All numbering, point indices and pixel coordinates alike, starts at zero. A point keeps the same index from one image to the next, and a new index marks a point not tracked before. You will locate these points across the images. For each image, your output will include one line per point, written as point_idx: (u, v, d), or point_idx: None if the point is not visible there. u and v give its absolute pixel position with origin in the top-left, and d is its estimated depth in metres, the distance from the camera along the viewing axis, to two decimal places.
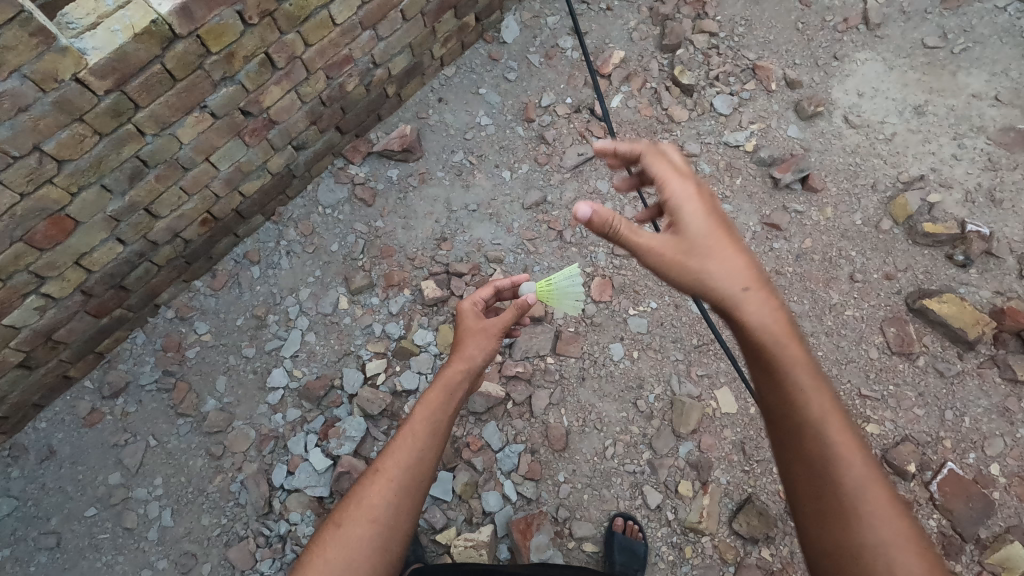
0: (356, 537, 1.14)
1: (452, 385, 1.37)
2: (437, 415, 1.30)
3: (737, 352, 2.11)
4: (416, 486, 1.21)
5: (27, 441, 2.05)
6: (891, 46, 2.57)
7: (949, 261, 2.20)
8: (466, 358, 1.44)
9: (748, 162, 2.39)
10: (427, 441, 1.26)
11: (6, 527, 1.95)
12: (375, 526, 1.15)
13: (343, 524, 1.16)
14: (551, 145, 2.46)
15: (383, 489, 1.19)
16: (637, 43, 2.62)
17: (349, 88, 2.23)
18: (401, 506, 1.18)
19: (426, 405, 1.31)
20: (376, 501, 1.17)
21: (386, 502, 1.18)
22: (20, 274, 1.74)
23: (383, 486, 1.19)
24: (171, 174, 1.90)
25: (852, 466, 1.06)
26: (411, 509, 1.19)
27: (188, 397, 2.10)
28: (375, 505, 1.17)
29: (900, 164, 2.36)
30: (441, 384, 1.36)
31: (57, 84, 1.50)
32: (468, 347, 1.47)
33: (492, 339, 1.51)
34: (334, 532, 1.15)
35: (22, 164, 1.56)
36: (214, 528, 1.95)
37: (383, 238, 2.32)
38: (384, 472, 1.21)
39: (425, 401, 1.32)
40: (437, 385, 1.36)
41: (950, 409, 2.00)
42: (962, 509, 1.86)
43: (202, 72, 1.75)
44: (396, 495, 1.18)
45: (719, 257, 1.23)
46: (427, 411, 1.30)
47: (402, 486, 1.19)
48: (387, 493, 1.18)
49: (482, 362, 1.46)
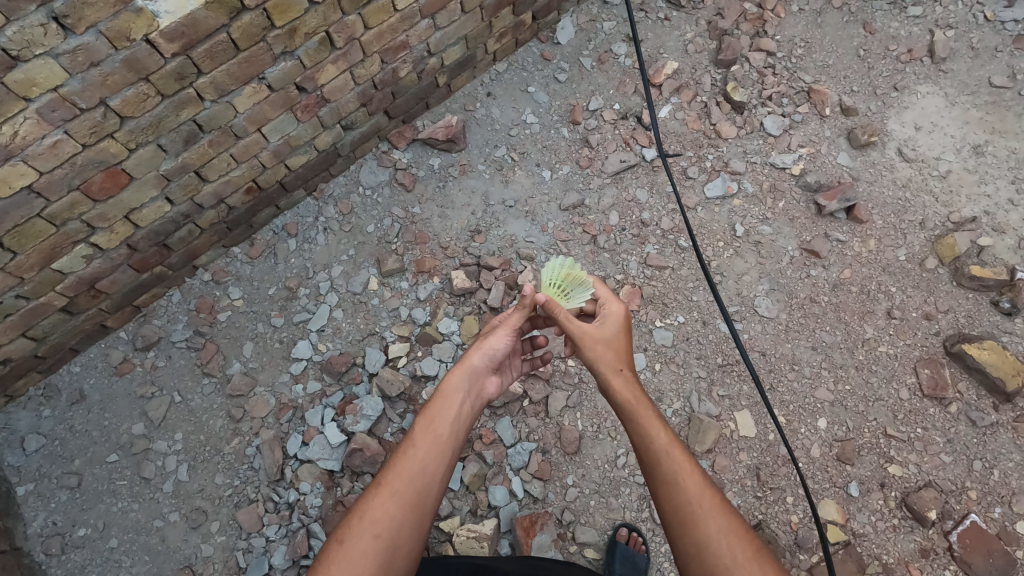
0: (360, 552, 1.17)
1: (453, 393, 1.42)
2: (438, 424, 1.35)
3: (762, 376, 2.07)
4: (422, 499, 1.26)
5: (61, 383, 2.14)
6: (955, 82, 2.49)
7: (994, 308, 2.12)
8: (466, 364, 1.49)
9: (793, 185, 2.35)
10: (433, 451, 1.31)
11: (32, 463, 2.03)
12: (378, 542, 1.19)
13: (346, 540, 1.20)
14: (594, 149, 2.45)
15: (386, 502, 1.23)
16: (692, 55, 2.60)
17: (402, 75, 2.27)
18: (405, 521, 1.22)
19: (429, 414, 1.36)
20: (381, 515, 1.22)
21: (390, 516, 1.22)
22: (73, 222, 1.81)
23: (386, 498, 1.24)
24: (223, 141, 1.96)
25: (708, 509, 1.19)
26: (417, 521, 1.24)
27: (215, 358, 2.16)
28: (379, 519, 1.21)
29: (952, 204, 2.28)
30: (443, 394, 1.41)
31: (129, 43, 1.56)
32: (469, 353, 1.51)
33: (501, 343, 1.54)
34: (338, 547, 1.19)
35: (87, 117, 1.62)
36: (226, 488, 2.01)
37: (418, 225, 2.35)
38: (389, 486, 1.25)
39: (428, 410, 1.37)
40: (441, 395, 1.41)
41: (979, 460, 1.93)
42: (981, 564, 1.79)
43: (264, 45, 1.80)
44: (401, 509, 1.23)
45: (606, 347, 1.48)
46: (427, 420, 1.35)
47: (408, 499, 1.24)
48: (393, 508, 1.23)
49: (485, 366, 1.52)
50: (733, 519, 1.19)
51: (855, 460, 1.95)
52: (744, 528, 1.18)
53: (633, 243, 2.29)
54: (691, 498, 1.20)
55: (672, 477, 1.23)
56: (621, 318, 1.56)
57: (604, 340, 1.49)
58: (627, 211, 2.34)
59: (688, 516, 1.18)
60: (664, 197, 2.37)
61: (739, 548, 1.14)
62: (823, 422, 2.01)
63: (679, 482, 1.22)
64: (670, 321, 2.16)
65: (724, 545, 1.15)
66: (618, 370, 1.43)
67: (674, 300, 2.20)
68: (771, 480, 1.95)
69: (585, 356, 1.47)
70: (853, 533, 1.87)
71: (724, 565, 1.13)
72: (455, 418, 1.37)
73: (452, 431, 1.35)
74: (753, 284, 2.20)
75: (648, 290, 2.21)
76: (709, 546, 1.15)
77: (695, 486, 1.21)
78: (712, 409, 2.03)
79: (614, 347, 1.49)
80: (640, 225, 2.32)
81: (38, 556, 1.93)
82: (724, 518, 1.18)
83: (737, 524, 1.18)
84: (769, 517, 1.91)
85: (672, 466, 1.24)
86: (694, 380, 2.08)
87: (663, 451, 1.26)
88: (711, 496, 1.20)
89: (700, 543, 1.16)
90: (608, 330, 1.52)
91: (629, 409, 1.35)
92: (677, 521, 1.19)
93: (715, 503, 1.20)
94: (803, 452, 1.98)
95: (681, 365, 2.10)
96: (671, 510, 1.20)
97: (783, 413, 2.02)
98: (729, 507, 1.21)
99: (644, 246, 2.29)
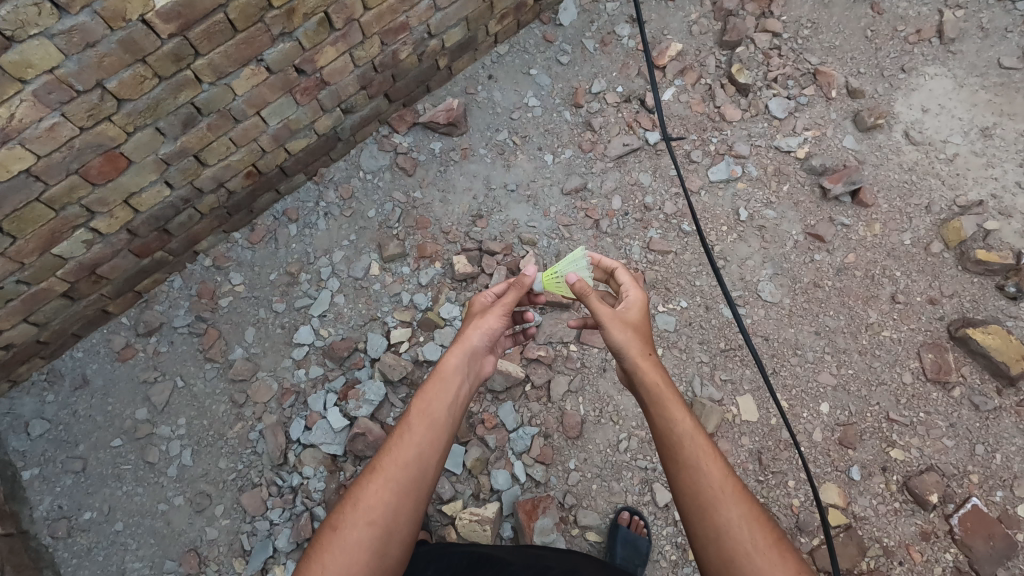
0: (355, 540, 1.19)
1: (451, 374, 1.39)
2: (434, 408, 1.33)
3: (765, 361, 2.07)
4: (418, 484, 1.26)
5: (63, 368, 2.14)
6: (964, 63, 2.45)
7: (999, 292, 2.11)
8: (465, 344, 1.45)
9: (797, 169, 2.32)
10: (430, 436, 1.30)
11: (37, 447, 2.04)
12: (373, 529, 1.20)
13: (341, 527, 1.21)
14: (596, 132, 2.43)
15: (381, 489, 1.23)
16: (696, 36, 2.56)
17: (402, 57, 2.24)
18: (401, 507, 1.23)
19: (425, 398, 1.35)
20: (376, 503, 1.22)
21: (385, 503, 1.22)
22: (72, 207, 1.79)
23: (381, 485, 1.24)
24: (222, 124, 1.93)
25: (730, 500, 1.18)
26: (412, 508, 1.24)
27: (218, 343, 2.16)
28: (374, 506, 1.22)
29: (959, 187, 2.26)
30: (440, 376, 1.38)
31: (124, 24, 1.54)
32: (468, 333, 1.47)
33: (497, 320, 1.50)
34: (332, 534, 1.20)
35: (84, 99, 1.60)
36: (230, 472, 2.02)
37: (420, 209, 2.33)
38: (384, 472, 1.25)
39: (423, 393, 1.36)
40: (438, 377, 1.38)
41: (982, 444, 1.93)
42: (981, 548, 1.80)
43: (262, 26, 1.77)
44: (396, 496, 1.23)
45: (627, 328, 1.41)
46: (423, 404, 1.34)
47: (403, 486, 1.24)
48: (388, 495, 1.23)
49: (482, 345, 1.48)
50: (753, 507, 1.19)
51: (857, 444, 1.95)
52: (764, 516, 1.19)
53: (635, 227, 2.27)
54: (712, 488, 1.19)
55: (694, 462, 1.22)
56: (644, 304, 1.50)
57: (628, 322, 1.43)
58: (630, 195, 2.33)
59: (711, 506, 1.18)
60: (668, 181, 2.34)
61: (760, 536, 1.15)
62: (825, 407, 2.00)
63: (701, 471, 1.21)
64: (673, 306, 2.15)
65: (744, 535, 1.15)
66: (645, 353, 1.38)
67: (676, 285, 2.18)
68: (773, 464, 1.95)
69: (610, 339, 1.40)
70: (854, 517, 1.87)
71: (746, 557, 1.13)
72: (452, 400, 1.36)
73: (448, 414, 1.34)
74: (756, 269, 2.18)
75: (651, 275, 2.20)
76: (730, 536, 1.15)
77: (717, 475, 1.21)
78: (714, 393, 2.03)
79: (638, 330, 1.43)
80: (643, 210, 2.30)
81: (45, 539, 1.95)
82: (744, 506, 1.18)
83: (756, 511, 1.19)
84: (770, 500, 1.91)
85: (694, 454, 1.23)
86: (697, 364, 2.08)
87: (686, 437, 1.25)
88: (733, 484, 1.20)
89: (720, 533, 1.16)
90: (634, 312, 1.47)
91: (654, 394, 1.31)
92: (697, 508, 1.19)
93: (736, 492, 1.19)
94: (805, 436, 1.97)
95: (683, 350, 2.09)
96: (692, 498, 1.20)
97: (786, 398, 2.02)
98: (748, 495, 1.20)
99: (646, 231, 2.27)
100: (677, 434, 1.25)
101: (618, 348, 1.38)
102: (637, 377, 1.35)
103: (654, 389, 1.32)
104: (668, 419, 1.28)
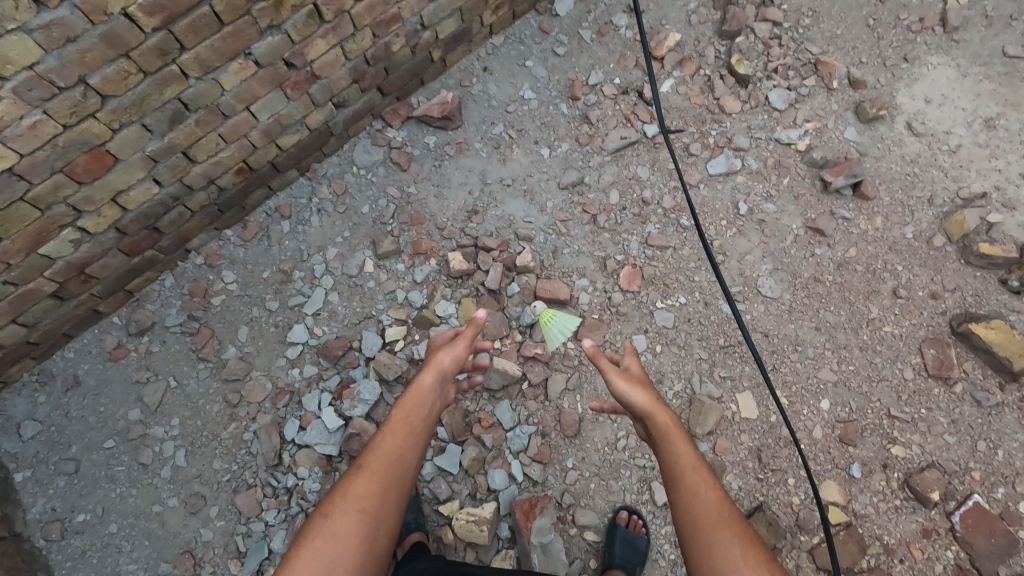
0: (343, 530, 1.15)
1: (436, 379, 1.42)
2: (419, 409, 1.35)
3: (765, 357, 2.04)
4: (404, 480, 1.25)
5: (55, 369, 2.11)
6: (968, 52, 2.41)
7: (1002, 286, 2.08)
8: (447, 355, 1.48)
9: (798, 162, 2.29)
10: (416, 435, 1.31)
11: (30, 449, 2.02)
12: (363, 517, 1.17)
13: (331, 515, 1.17)
14: (594, 125, 2.39)
15: (371, 478, 1.22)
16: (695, 26, 2.51)
17: (394, 49, 2.19)
18: (389, 500, 1.21)
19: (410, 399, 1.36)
20: (365, 492, 1.20)
21: (374, 493, 1.20)
22: (59, 206, 1.76)
23: (371, 475, 1.22)
24: (211, 120, 1.89)
25: (731, 537, 1.13)
26: (397, 502, 1.22)
27: (211, 342, 2.14)
28: (364, 495, 1.20)
29: (962, 179, 2.22)
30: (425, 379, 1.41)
31: (106, 17, 1.49)
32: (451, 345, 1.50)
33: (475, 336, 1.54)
34: (320, 523, 1.16)
35: (67, 96, 1.56)
36: (224, 473, 2.00)
37: (414, 205, 2.29)
38: (373, 464, 1.24)
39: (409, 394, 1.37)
40: (423, 380, 1.41)
41: (984, 440, 1.91)
42: (982, 545, 1.79)
43: (249, 18, 1.73)
44: (385, 485, 1.22)
45: (634, 378, 1.42)
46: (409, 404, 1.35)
47: (392, 478, 1.23)
48: (376, 485, 1.21)
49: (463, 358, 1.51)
50: (757, 545, 1.13)
51: (858, 441, 1.93)
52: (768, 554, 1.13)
53: (633, 222, 2.24)
54: (714, 525, 1.15)
55: (696, 498, 1.19)
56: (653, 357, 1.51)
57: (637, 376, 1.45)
58: (628, 189, 2.29)
59: (712, 545, 1.13)
60: (666, 174, 2.31)
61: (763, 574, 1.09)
62: (826, 404, 1.98)
63: (703, 507, 1.17)
64: (672, 302, 2.13)
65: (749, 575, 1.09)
66: (654, 397, 1.38)
67: (675, 281, 2.16)
68: (773, 462, 1.93)
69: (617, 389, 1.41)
70: (855, 515, 1.86)
71: None
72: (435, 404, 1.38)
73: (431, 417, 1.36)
74: (756, 264, 2.15)
75: (649, 271, 2.16)
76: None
77: (719, 512, 1.17)
78: (713, 390, 2.01)
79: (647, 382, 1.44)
80: (641, 204, 2.27)
81: (38, 542, 1.93)
82: (747, 543, 1.12)
83: (760, 549, 1.13)
84: (770, 499, 1.90)
85: (697, 490, 1.20)
86: (696, 361, 2.05)
87: (691, 474, 1.22)
88: (735, 520, 1.16)
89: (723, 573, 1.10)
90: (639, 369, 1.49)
91: (659, 425, 1.31)
92: (699, 546, 1.14)
93: (739, 529, 1.15)
94: (806, 433, 1.95)
95: (682, 347, 2.07)
96: (695, 537, 1.15)
97: (786, 394, 2.00)
98: (753, 533, 1.15)
99: (644, 226, 2.24)
100: (679, 470, 1.23)
101: (623, 393, 1.39)
102: (643, 422, 1.35)
103: (664, 428, 1.31)
104: (672, 454, 1.26)
